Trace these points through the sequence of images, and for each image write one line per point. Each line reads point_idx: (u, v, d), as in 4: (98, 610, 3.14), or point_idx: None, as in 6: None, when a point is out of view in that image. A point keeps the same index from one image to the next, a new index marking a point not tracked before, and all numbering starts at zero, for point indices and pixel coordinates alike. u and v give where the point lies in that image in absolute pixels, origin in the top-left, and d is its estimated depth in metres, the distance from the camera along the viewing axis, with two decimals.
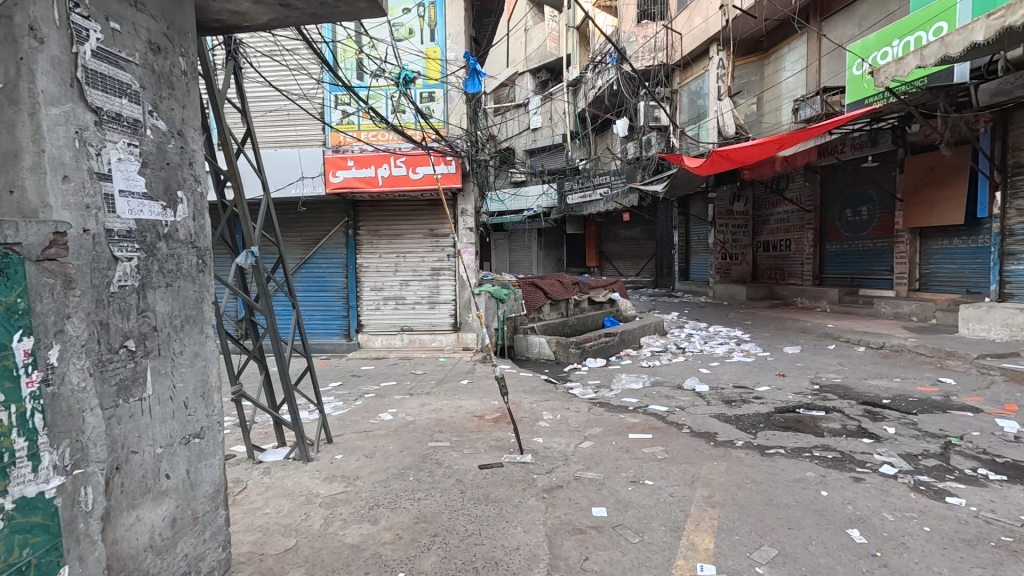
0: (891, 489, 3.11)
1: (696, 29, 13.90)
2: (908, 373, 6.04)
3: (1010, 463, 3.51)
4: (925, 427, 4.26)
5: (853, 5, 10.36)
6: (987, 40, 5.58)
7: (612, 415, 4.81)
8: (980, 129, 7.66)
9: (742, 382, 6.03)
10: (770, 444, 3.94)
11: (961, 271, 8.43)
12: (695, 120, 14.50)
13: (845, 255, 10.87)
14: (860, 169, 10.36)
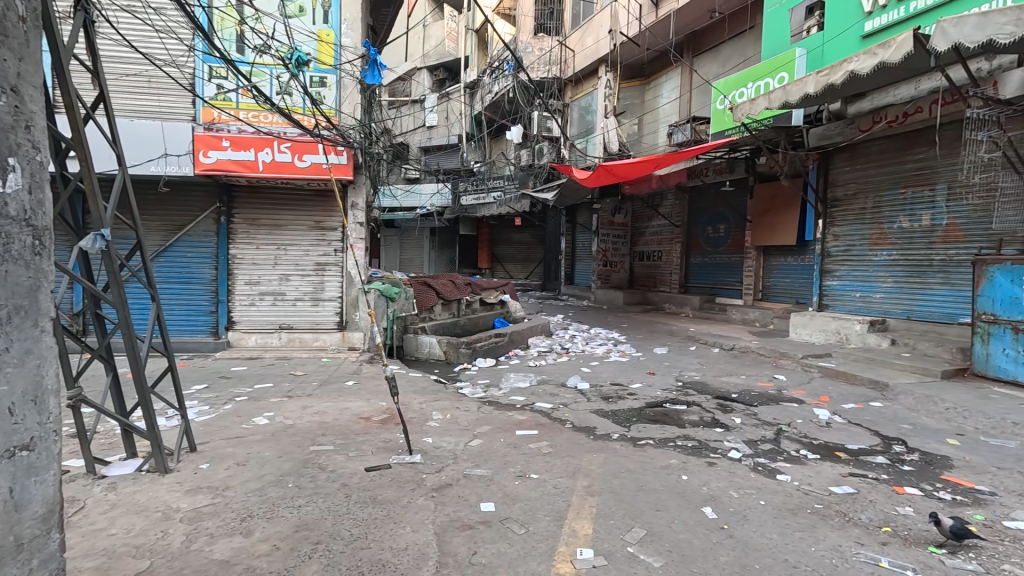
0: (737, 471, 3.61)
1: (588, 49, 14.79)
2: (751, 370, 7.02)
3: (823, 444, 4.25)
4: (763, 416, 4.99)
5: (719, 47, 11.79)
6: (816, 93, 6.71)
7: (500, 413, 4.94)
8: (809, 166, 9.00)
9: (618, 379, 6.56)
10: (641, 436, 4.34)
11: (793, 284, 9.96)
12: (584, 134, 15.40)
13: (706, 267, 12.26)
14: (720, 192, 11.77)
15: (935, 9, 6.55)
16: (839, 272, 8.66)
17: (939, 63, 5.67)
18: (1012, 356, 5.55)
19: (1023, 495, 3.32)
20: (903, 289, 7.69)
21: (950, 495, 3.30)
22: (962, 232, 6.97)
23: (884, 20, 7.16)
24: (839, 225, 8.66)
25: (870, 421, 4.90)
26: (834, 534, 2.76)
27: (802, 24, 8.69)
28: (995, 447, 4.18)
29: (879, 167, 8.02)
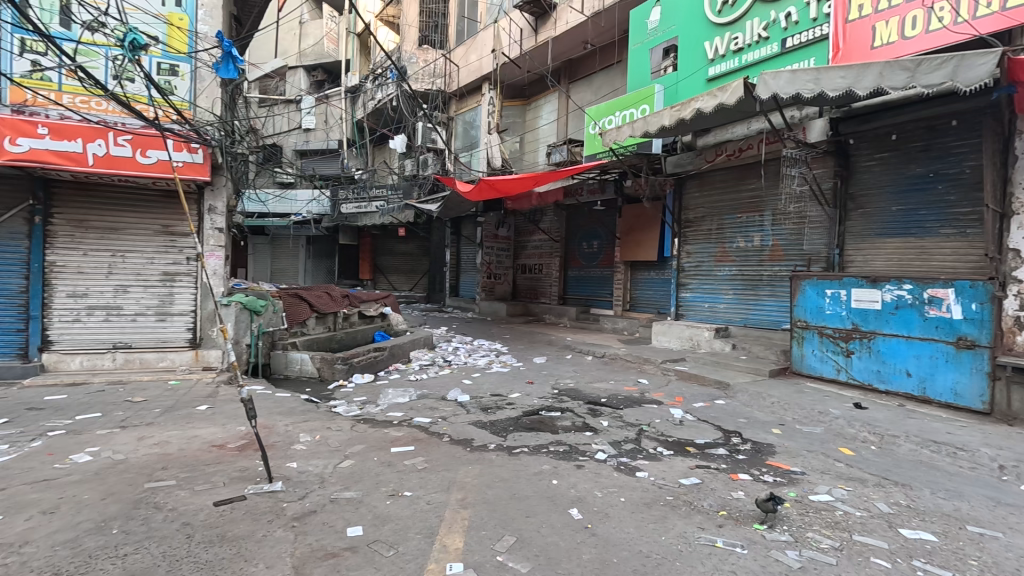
0: (602, 471, 3.85)
1: (472, 66, 15.07)
2: (619, 376, 7.59)
3: (677, 440, 4.71)
4: (628, 418, 5.40)
5: (591, 77, 12.72)
6: (671, 126, 7.53)
7: (375, 431, 4.74)
8: (668, 190, 10.04)
9: (498, 390, 6.67)
10: (516, 444, 4.45)
11: (655, 296, 10.97)
12: (468, 148, 15.66)
13: (581, 280, 13.05)
14: (594, 211, 12.64)
15: (761, 63, 7.79)
16: (692, 285, 9.76)
17: (763, 109, 6.71)
18: (820, 356, 6.67)
19: (825, 473, 3.98)
20: (741, 300, 8.87)
21: (773, 478, 3.85)
22: (783, 252, 8.23)
23: (724, 67, 8.34)
24: (692, 244, 9.77)
25: (714, 417, 5.54)
26: (681, 522, 3.06)
27: (659, 64, 9.77)
28: (806, 433, 4.97)
29: (721, 194, 9.20)
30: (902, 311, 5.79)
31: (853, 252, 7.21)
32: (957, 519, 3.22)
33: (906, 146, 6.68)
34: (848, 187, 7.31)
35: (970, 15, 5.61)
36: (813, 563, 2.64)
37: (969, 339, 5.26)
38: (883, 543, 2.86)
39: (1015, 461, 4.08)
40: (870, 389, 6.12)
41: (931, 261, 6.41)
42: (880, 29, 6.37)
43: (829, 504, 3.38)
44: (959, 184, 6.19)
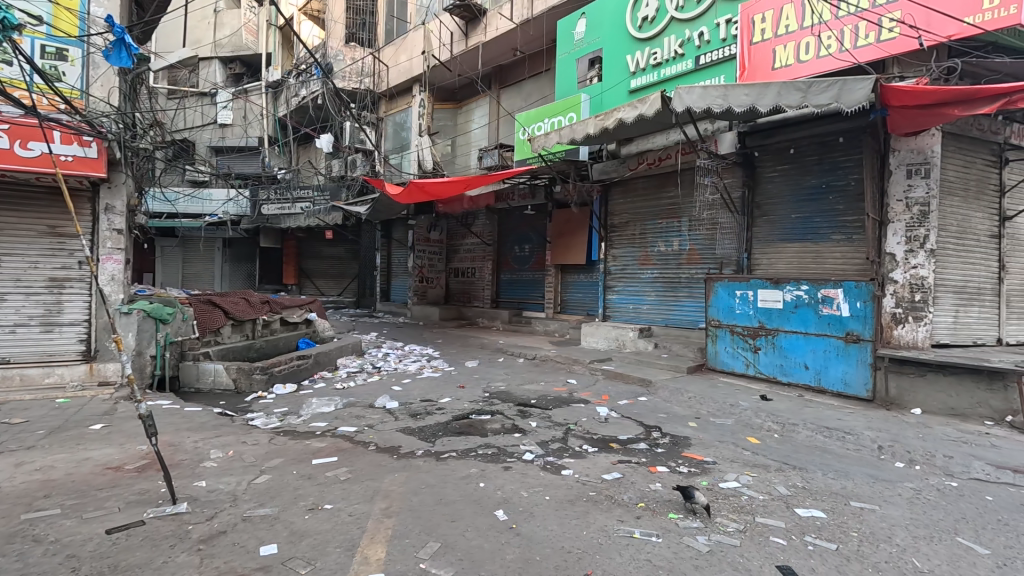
0: (528, 471, 3.92)
1: (401, 66, 14.83)
2: (549, 377, 7.75)
3: (602, 437, 4.88)
4: (556, 418, 5.52)
5: (520, 83, 12.91)
6: (596, 134, 7.80)
7: (296, 442, 4.53)
8: (595, 196, 10.39)
9: (428, 395, 6.59)
10: (444, 449, 4.42)
11: (584, 298, 11.28)
12: (398, 150, 15.41)
13: (514, 283, 13.20)
14: (525, 215, 12.82)
15: (678, 77, 8.29)
16: (618, 287, 10.17)
17: (679, 121, 7.12)
18: (731, 353, 7.17)
19: (733, 461, 4.28)
20: (662, 301, 9.34)
21: (687, 468, 4.08)
22: (699, 256, 8.76)
23: (645, 80, 8.78)
24: (617, 248, 10.18)
25: (637, 413, 5.78)
26: (603, 516, 3.17)
27: (585, 74, 10.12)
28: (718, 425, 5.32)
29: (644, 201, 9.65)
30: (800, 310, 6.35)
31: (760, 256, 7.82)
32: (843, 496, 3.57)
33: (802, 159, 7.35)
34: (754, 197, 7.92)
35: (852, 45, 6.29)
36: (719, 546, 2.83)
37: (855, 334, 5.87)
38: (780, 523, 3.12)
39: (891, 442, 4.60)
40: (775, 382, 6.66)
41: (824, 264, 7.09)
42: (779, 52, 6.97)
43: (735, 490, 3.64)
44: (845, 195, 6.89)
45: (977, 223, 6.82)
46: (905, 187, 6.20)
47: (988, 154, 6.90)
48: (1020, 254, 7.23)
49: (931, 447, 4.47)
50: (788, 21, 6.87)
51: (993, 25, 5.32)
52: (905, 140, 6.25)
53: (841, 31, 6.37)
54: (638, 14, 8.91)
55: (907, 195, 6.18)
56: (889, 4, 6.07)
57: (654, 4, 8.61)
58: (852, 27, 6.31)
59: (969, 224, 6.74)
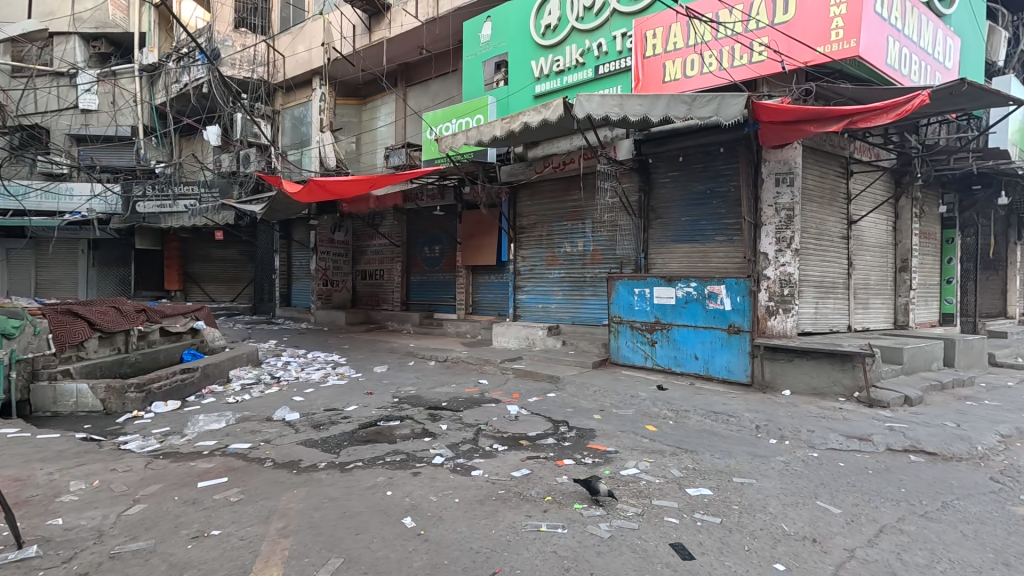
0: (438, 475, 3.87)
1: (299, 57, 14.03)
2: (461, 378, 7.72)
3: (511, 435, 4.96)
4: (467, 420, 5.51)
5: (427, 82, 12.75)
6: (503, 136, 7.91)
7: (178, 465, 4.09)
8: (503, 198, 10.54)
9: (333, 404, 6.27)
10: (349, 460, 4.23)
11: (495, 299, 11.36)
12: (297, 145, 14.55)
13: (424, 285, 12.99)
14: (434, 216, 12.66)
15: (579, 85, 8.65)
16: (528, 287, 10.41)
17: (580, 127, 7.43)
18: (631, 347, 7.62)
19: (633, 449, 4.54)
20: (569, 299, 9.69)
21: (591, 459, 4.27)
22: (601, 257, 9.20)
23: (548, 86, 9.06)
24: (526, 249, 10.42)
25: (546, 410, 5.94)
26: (511, 513, 3.22)
27: (491, 77, 10.23)
28: (621, 416, 5.63)
29: (550, 204, 9.96)
30: (690, 305, 6.90)
31: (656, 256, 8.39)
32: (726, 473, 3.94)
33: (690, 166, 7.98)
34: (649, 201, 8.48)
35: (730, 64, 6.96)
36: (620, 531, 2.99)
37: (736, 326, 6.49)
38: (673, 503, 3.37)
39: (765, 421, 5.14)
40: (670, 372, 7.17)
41: (710, 263, 7.77)
42: (668, 67, 7.52)
43: (635, 476, 3.87)
44: (726, 200, 7.59)
45: (831, 226, 7.86)
46: (774, 194, 7.05)
47: (839, 166, 7.98)
48: (864, 253, 8.45)
49: (798, 423, 5.06)
50: (676, 39, 7.43)
51: (839, 55, 6.17)
52: (773, 152, 7.03)
53: (721, 51, 7.03)
54: (541, 22, 9.16)
55: (776, 200, 7.02)
56: (758, 30, 6.79)
57: (556, 12, 8.91)
58: (729, 48, 6.98)
59: (824, 227, 7.74)
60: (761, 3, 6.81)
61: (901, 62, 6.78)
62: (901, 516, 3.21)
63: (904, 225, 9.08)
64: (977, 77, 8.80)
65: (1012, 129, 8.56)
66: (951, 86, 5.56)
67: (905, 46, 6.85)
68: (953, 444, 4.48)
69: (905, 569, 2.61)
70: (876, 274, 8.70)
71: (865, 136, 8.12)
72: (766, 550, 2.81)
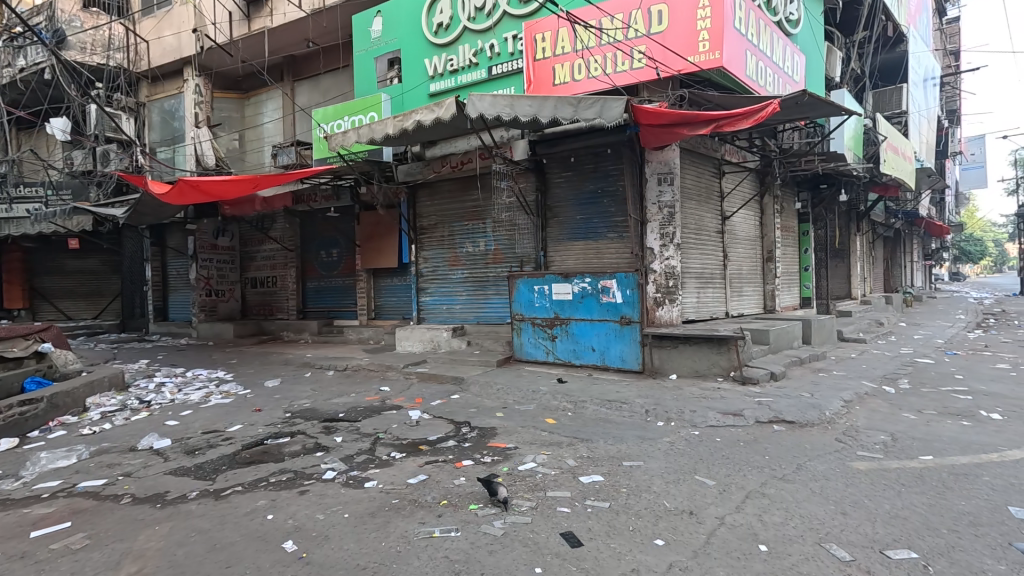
0: (327, 492, 3.64)
1: (166, 44, 12.68)
2: (361, 387, 7.37)
3: (411, 442, 4.82)
4: (364, 429, 5.26)
5: (316, 77, 12.08)
6: (395, 134, 7.69)
7: (6, 515, 3.45)
8: (401, 198, 10.27)
9: (213, 426, 5.70)
10: (226, 485, 3.84)
11: (398, 302, 11.03)
12: (168, 142, 13.11)
13: (321, 291, 12.31)
14: (330, 218, 12.04)
15: (473, 85, 8.68)
16: (430, 289, 10.24)
17: (474, 126, 7.42)
18: (534, 343, 7.76)
19: (532, 443, 4.61)
20: (473, 299, 9.69)
21: (490, 458, 4.26)
22: (503, 255, 9.30)
23: (442, 85, 8.98)
24: (427, 250, 10.24)
25: (448, 412, 5.85)
26: (404, 522, 3.11)
27: (384, 74, 9.92)
28: (521, 411, 5.70)
29: (450, 204, 9.87)
30: (586, 300, 7.18)
31: (554, 253, 8.65)
32: (617, 458, 4.12)
33: (581, 167, 8.30)
34: (545, 200, 8.69)
35: (613, 70, 7.34)
36: (513, 526, 3.00)
37: (628, 317, 6.86)
38: (566, 493, 3.45)
39: (654, 406, 5.47)
40: (570, 365, 7.40)
41: (603, 258, 8.14)
42: (558, 70, 7.75)
43: (531, 470, 3.91)
44: (615, 199, 7.99)
45: (708, 222, 8.58)
46: (657, 193, 7.55)
47: (712, 167, 8.74)
48: (736, 245, 9.33)
49: (682, 405, 5.45)
50: (563, 43, 7.68)
51: (706, 65, 6.75)
52: (654, 153, 7.53)
53: (604, 57, 7.39)
54: (432, 20, 9.05)
55: (659, 199, 7.53)
56: (636, 39, 7.22)
57: (447, 11, 8.84)
58: (611, 55, 7.36)
59: (702, 222, 8.43)
60: (638, 13, 7.24)
61: (758, 74, 7.59)
62: (764, 481, 3.55)
63: (769, 220, 10.17)
64: (819, 89, 10.09)
65: (847, 135, 9.93)
66: (795, 96, 6.30)
67: (760, 60, 7.67)
68: (807, 412, 5.07)
69: (763, 529, 2.88)
70: (747, 264, 9.65)
71: (733, 140, 8.97)
72: (648, 528, 2.96)
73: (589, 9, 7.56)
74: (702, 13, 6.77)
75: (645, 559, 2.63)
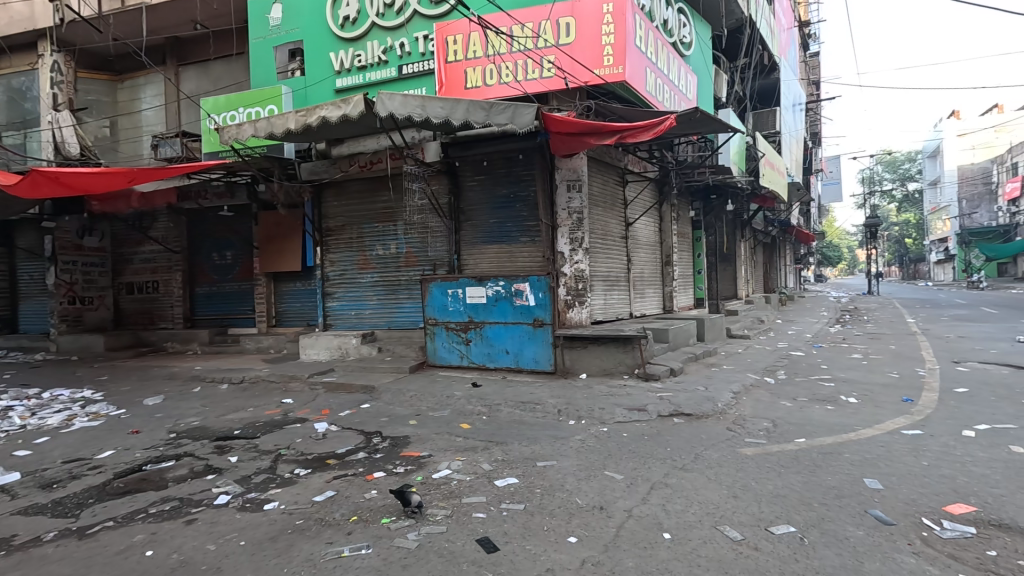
0: (220, 518, 3.30)
1: (14, 12, 10.91)
2: (260, 401, 6.80)
3: (317, 456, 4.53)
4: (263, 446, 4.86)
5: (206, 63, 11.07)
6: (298, 130, 7.22)
7: None
8: (305, 198, 9.68)
9: (78, 454, 4.95)
10: (94, 522, 3.34)
11: (302, 308, 10.38)
12: (17, 125, 11.25)
13: (213, 297, 11.26)
14: (222, 218, 11.06)
15: (382, 83, 8.42)
16: (338, 294, 9.75)
17: (383, 126, 7.20)
18: (448, 347, 7.66)
19: (447, 450, 4.54)
20: (384, 304, 9.36)
21: (404, 467, 4.13)
22: (415, 258, 9.10)
23: (350, 81, 8.62)
24: (334, 253, 9.73)
25: (358, 422, 5.58)
26: (309, 544, 2.90)
27: (285, 65, 9.32)
28: (436, 418, 5.59)
29: (358, 205, 9.47)
30: (500, 303, 7.22)
31: (467, 257, 8.62)
32: (531, 459, 4.18)
33: (493, 171, 8.35)
34: (458, 203, 8.64)
35: (524, 78, 7.49)
36: (427, 537, 2.92)
37: (540, 319, 7.01)
38: (481, 498, 3.43)
39: (566, 405, 5.64)
40: (484, 368, 7.40)
41: (516, 262, 8.27)
42: (470, 74, 7.74)
43: (446, 478, 3.84)
44: (527, 204, 8.14)
45: (613, 228, 9.03)
46: (566, 199, 7.80)
47: (616, 176, 9.22)
48: (639, 250, 9.91)
49: (592, 403, 5.66)
50: (474, 47, 7.70)
51: (611, 78, 7.10)
52: (564, 160, 7.77)
53: (515, 64, 7.51)
54: (338, 12, 8.65)
55: (568, 205, 7.79)
56: (546, 48, 7.43)
57: (354, 5, 8.49)
58: (522, 62, 7.49)
59: (608, 228, 8.86)
60: (547, 24, 7.45)
61: (656, 90, 8.14)
62: (667, 472, 3.78)
63: (667, 227, 10.93)
64: (709, 107, 11.06)
65: (732, 151, 10.97)
66: (689, 113, 6.83)
67: (658, 77, 8.24)
68: (703, 404, 5.49)
69: (667, 518, 3.05)
70: (648, 268, 10.29)
71: (636, 151, 9.53)
72: (562, 526, 3.02)
73: (501, 15, 7.65)
74: (607, 29, 7.11)
75: (559, 558, 2.68)
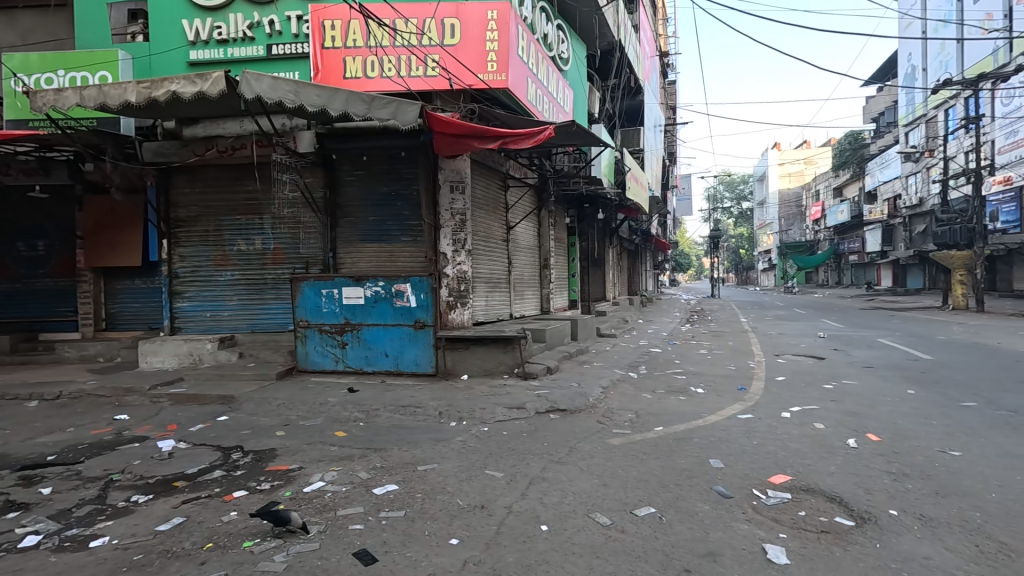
0: (26, 564, 2.72)
1: None
2: (84, 419, 5.74)
3: (160, 479, 3.95)
4: (88, 473, 4.11)
5: (11, 10, 9.10)
6: (140, 104, 6.24)
7: None
8: (147, 182, 8.43)
9: None
10: None
11: (142, 310, 9.01)
12: None
13: (17, 296, 9.25)
14: (31, 200, 9.14)
15: (247, 62, 7.66)
16: (188, 293, 8.61)
17: (248, 109, 6.53)
18: (321, 351, 7.18)
19: (320, 460, 4.25)
20: (246, 305, 8.50)
21: (270, 483, 3.78)
22: (284, 255, 8.40)
23: (207, 54, 7.69)
24: (183, 246, 8.56)
25: (213, 438, 4.97)
26: None
27: (123, 26, 8.03)
28: (307, 427, 5.21)
29: (215, 194, 8.45)
30: (380, 304, 6.96)
31: (343, 255, 8.18)
32: (412, 464, 4.09)
33: (373, 167, 8.03)
34: (334, 198, 8.16)
35: (406, 73, 7.29)
36: (298, 557, 2.70)
37: (422, 320, 6.90)
38: (358, 509, 3.27)
39: (447, 407, 5.62)
40: (361, 373, 7.08)
41: (397, 262, 8.06)
42: (348, 63, 7.35)
43: (319, 490, 3.59)
44: (408, 202, 7.97)
45: (494, 231, 9.21)
46: (449, 200, 7.71)
47: (498, 180, 9.42)
48: (518, 253, 10.24)
49: (473, 404, 5.71)
50: (354, 35, 7.34)
51: (494, 84, 7.25)
52: (447, 161, 7.69)
53: (398, 58, 7.28)
54: None
55: (451, 206, 7.71)
56: (430, 47, 7.35)
57: None
58: (405, 58, 7.30)
59: (490, 231, 9.03)
60: (432, 22, 7.39)
61: (536, 100, 8.48)
62: (544, 466, 3.96)
63: (545, 232, 11.42)
64: (583, 121, 11.81)
65: (603, 164, 11.83)
66: (566, 125, 7.23)
67: (538, 88, 8.60)
68: (576, 400, 5.86)
69: (544, 511, 3.18)
70: (527, 271, 10.69)
71: (517, 157, 9.82)
72: (444, 529, 3.00)
73: (383, 6, 7.41)
74: (491, 35, 7.27)
75: (440, 561, 2.65)
